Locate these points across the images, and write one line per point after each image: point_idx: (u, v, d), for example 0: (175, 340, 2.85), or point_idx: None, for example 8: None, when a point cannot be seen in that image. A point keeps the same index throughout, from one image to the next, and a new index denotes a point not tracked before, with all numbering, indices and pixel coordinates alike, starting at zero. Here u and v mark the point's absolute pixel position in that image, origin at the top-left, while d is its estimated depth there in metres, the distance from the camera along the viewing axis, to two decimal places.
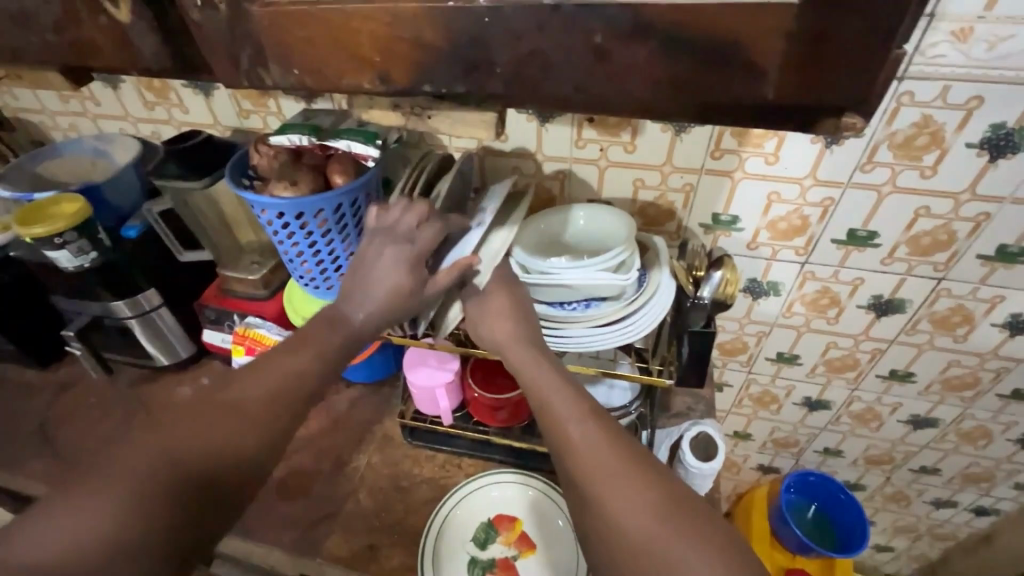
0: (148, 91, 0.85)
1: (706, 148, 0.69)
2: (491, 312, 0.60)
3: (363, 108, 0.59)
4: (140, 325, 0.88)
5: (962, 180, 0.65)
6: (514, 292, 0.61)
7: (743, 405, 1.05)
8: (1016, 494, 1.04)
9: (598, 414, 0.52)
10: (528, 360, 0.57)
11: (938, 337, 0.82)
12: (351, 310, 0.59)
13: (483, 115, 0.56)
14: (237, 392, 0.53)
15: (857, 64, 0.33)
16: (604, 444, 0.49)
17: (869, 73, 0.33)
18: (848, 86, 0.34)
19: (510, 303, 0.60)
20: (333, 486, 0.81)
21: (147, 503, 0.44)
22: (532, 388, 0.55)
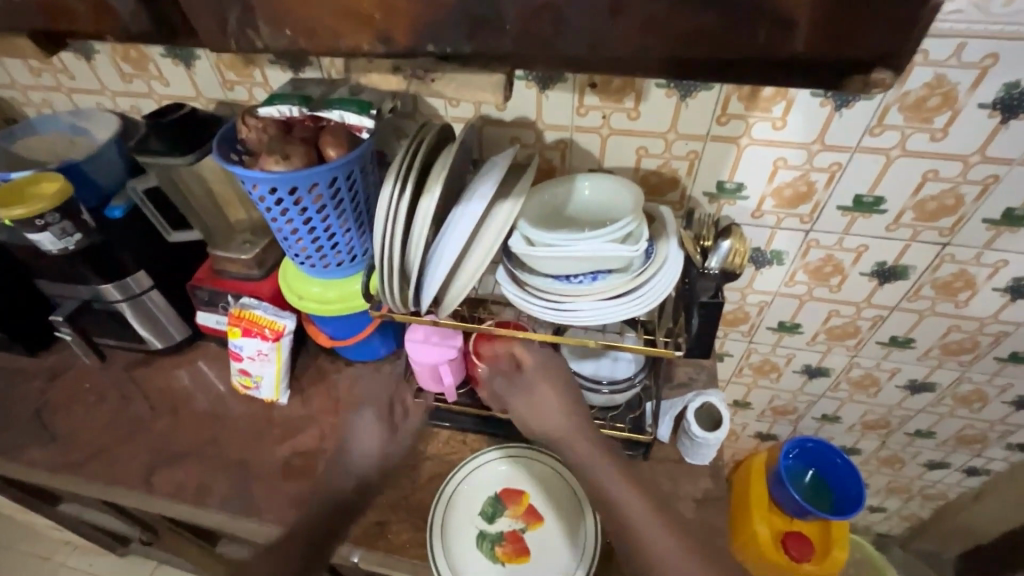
0: (124, 62, 0.80)
1: (712, 113, 0.67)
2: (541, 405, 0.69)
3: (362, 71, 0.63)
4: (131, 308, 0.86)
5: (972, 142, 0.64)
6: (554, 382, 0.71)
7: (743, 374, 1.05)
8: (1008, 454, 1.07)
9: (640, 485, 0.64)
10: (572, 429, 0.67)
11: (940, 303, 0.82)
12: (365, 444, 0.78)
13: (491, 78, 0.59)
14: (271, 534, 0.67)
15: (896, 13, 0.31)
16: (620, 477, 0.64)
17: (908, 25, 0.31)
18: (882, 38, 0.32)
19: (552, 380, 0.71)
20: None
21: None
22: (589, 474, 0.65)
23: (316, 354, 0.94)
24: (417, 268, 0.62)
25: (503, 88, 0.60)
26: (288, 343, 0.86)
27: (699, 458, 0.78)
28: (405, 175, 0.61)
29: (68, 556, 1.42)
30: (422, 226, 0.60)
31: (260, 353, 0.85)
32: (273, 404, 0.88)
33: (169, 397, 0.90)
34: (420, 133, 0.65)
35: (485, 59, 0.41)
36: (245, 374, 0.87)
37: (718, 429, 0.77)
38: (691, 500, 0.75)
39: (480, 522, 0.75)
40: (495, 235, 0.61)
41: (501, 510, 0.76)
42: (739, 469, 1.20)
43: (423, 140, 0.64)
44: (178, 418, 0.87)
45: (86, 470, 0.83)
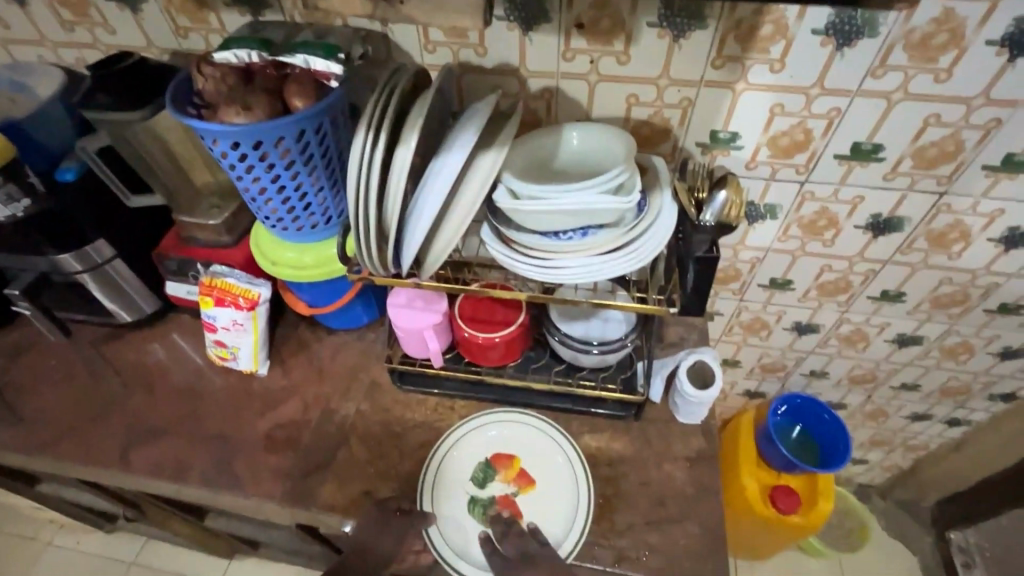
0: (64, 7, 0.73)
1: (707, 56, 0.63)
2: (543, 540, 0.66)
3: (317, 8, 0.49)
4: (94, 280, 0.81)
5: (977, 82, 0.61)
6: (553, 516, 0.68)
7: (733, 332, 1.04)
8: (990, 405, 1.08)
9: None
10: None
11: (933, 255, 0.81)
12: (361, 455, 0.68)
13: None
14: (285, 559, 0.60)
15: None
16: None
17: None
18: None
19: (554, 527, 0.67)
20: (324, 437, 0.78)
21: None
22: None
23: (295, 323, 0.90)
24: (396, 227, 0.58)
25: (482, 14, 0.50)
26: (264, 312, 0.82)
27: (691, 415, 0.77)
28: (379, 125, 0.57)
29: (54, 535, 1.40)
30: (399, 180, 0.56)
31: (235, 323, 0.81)
32: (253, 376, 0.85)
33: (143, 372, 0.86)
34: (393, 79, 0.60)
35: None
36: (220, 345, 0.83)
37: (711, 387, 0.76)
38: (684, 459, 0.75)
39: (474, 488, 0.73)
40: (478, 188, 0.57)
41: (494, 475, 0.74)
42: (729, 427, 1.20)
43: (397, 86, 0.59)
44: (153, 394, 0.84)
45: (58, 449, 0.80)
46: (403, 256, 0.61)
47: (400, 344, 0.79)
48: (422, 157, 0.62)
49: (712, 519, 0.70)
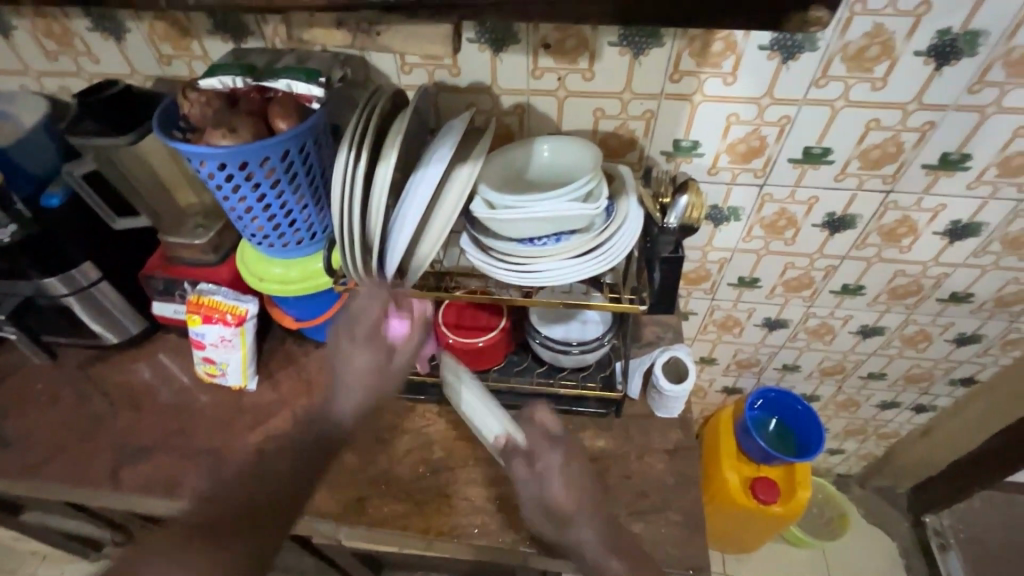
0: (47, 38, 0.75)
1: (665, 71, 0.68)
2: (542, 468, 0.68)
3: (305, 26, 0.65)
4: (80, 302, 0.82)
5: (910, 90, 0.66)
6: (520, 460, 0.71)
7: (708, 331, 1.09)
8: (951, 390, 1.14)
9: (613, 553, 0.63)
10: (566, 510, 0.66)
11: (886, 249, 0.86)
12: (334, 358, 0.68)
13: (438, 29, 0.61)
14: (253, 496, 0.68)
15: None
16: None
17: None
18: None
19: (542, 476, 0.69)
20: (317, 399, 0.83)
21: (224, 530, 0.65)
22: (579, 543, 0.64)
23: (282, 338, 0.92)
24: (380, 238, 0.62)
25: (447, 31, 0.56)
26: (251, 327, 0.84)
27: (669, 410, 0.81)
28: (359, 143, 0.60)
29: (37, 568, 1.37)
30: (381, 195, 0.59)
31: (222, 339, 0.82)
32: (242, 390, 0.86)
33: (131, 391, 0.87)
34: (373, 104, 0.64)
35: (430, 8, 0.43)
36: (209, 362, 0.84)
37: (685, 381, 0.80)
38: (663, 451, 0.78)
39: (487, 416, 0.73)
40: (455, 199, 0.61)
41: (478, 461, 0.78)
42: (710, 423, 1.24)
43: (376, 106, 0.62)
44: (141, 412, 0.85)
45: (46, 472, 0.80)
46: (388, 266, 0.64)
47: None
48: (402, 173, 0.65)
49: (691, 507, 0.73)
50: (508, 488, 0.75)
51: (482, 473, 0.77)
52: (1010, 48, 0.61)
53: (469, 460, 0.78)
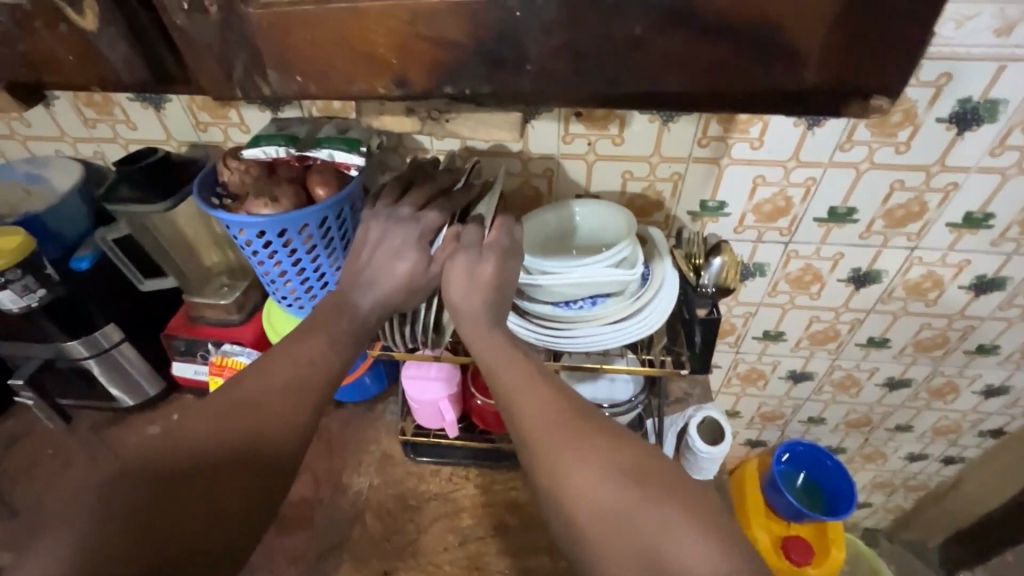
0: (87, 107, 0.77)
1: (693, 136, 0.70)
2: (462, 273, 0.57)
3: (373, 113, 0.54)
4: (99, 365, 0.81)
5: (932, 153, 0.68)
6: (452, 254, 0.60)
7: (732, 384, 1.08)
8: (980, 441, 1.12)
9: (567, 409, 0.50)
10: (519, 394, 0.52)
11: (911, 303, 0.86)
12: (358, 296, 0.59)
13: (506, 115, 0.51)
14: (206, 433, 0.47)
15: (906, 45, 0.32)
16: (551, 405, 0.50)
17: (914, 51, 0.32)
18: (893, 68, 0.33)
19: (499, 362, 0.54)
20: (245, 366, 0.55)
21: (117, 493, 0.42)
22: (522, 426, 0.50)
23: None
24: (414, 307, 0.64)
25: (522, 127, 0.52)
26: None
27: (704, 472, 0.78)
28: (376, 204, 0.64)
29: None
30: None
31: None
32: None
33: None
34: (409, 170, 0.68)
35: (504, 98, 0.40)
36: None
37: (720, 443, 0.78)
38: None
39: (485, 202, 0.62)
40: None
41: (510, 529, 0.75)
42: (734, 478, 1.20)
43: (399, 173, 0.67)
44: None
45: None
46: (417, 329, 0.66)
47: (413, 415, 0.81)
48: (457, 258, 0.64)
49: None
50: (541, 558, 0.72)
51: (514, 543, 0.73)
52: None
53: (500, 529, 0.75)
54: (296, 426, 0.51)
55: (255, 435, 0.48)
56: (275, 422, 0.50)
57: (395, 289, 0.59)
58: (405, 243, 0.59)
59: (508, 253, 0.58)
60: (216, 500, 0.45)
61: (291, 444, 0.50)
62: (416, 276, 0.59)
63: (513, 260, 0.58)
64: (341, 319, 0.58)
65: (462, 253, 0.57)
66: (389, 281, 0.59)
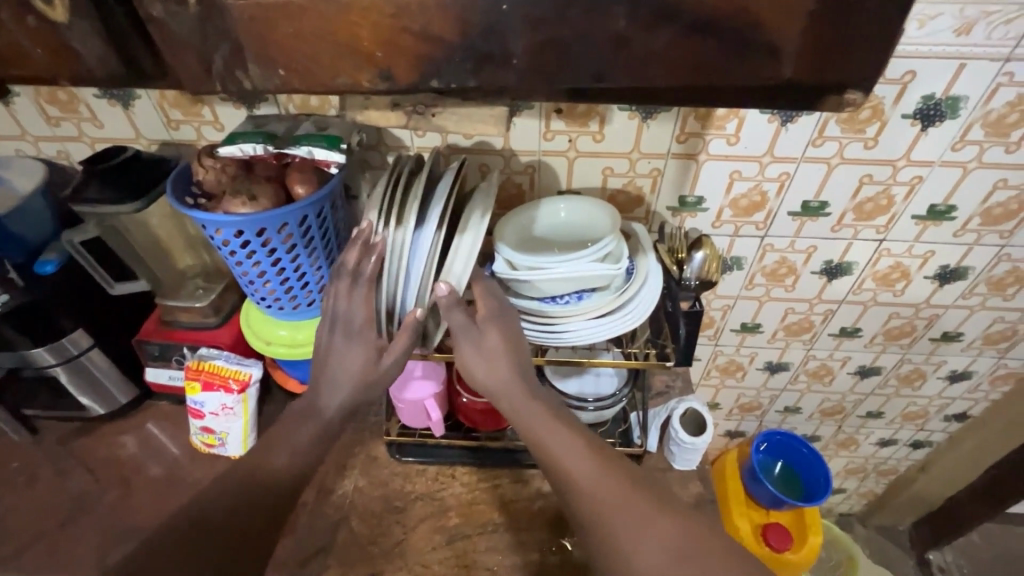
0: (50, 104, 0.74)
1: (672, 133, 0.71)
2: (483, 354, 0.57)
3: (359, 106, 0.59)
4: (67, 372, 0.78)
5: (899, 148, 0.71)
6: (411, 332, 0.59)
7: (711, 376, 1.10)
8: (946, 425, 1.17)
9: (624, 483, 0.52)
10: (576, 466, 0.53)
11: (881, 293, 0.90)
12: (325, 402, 0.60)
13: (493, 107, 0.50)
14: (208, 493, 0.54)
15: (878, 38, 0.33)
16: (603, 479, 0.52)
17: (886, 45, 0.33)
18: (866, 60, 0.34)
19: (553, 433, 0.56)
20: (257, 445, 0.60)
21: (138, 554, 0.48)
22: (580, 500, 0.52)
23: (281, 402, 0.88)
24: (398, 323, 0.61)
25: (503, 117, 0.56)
26: (254, 393, 0.81)
27: (686, 463, 0.80)
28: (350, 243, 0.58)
29: None
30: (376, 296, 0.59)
31: (224, 407, 0.79)
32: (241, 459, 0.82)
33: (119, 468, 0.83)
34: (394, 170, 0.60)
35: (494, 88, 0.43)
36: (207, 431, 0.81)
37: (703, 433, 0.79)
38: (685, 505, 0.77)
39: (462, 247, 0.57)
40: (460, 274, 0.57)
41: (497, 526, 0.75)
42: (714, 469, 1.23)
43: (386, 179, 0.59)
44: (131, 494, 0.80)
45: (26, 563, 0.74)
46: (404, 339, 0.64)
47: (397, 416, 0.80)
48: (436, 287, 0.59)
49: None
50: (530, 553, 0.72)
51: (502, 539, 0.73)
52: (986, 111, 0.66)
53: (487, 526, 0.75)
54: (286, 474, 0.57)
55: (254, 485, 0.55)
56: (269, 476, 0.57)
57: (355, 390, 0.59)
58: (351, 342, 0.58)
59: (501, 319, 0.58)
60: (211, 542, 0.50)
61: (279, 489, 0.56)
62: (370, 373, 0.59)
63: (510, 326, 0.59)
64: (306, 424, 0.60)
65: (464, 339, 0.57)
66: (353, 366, 0.59)
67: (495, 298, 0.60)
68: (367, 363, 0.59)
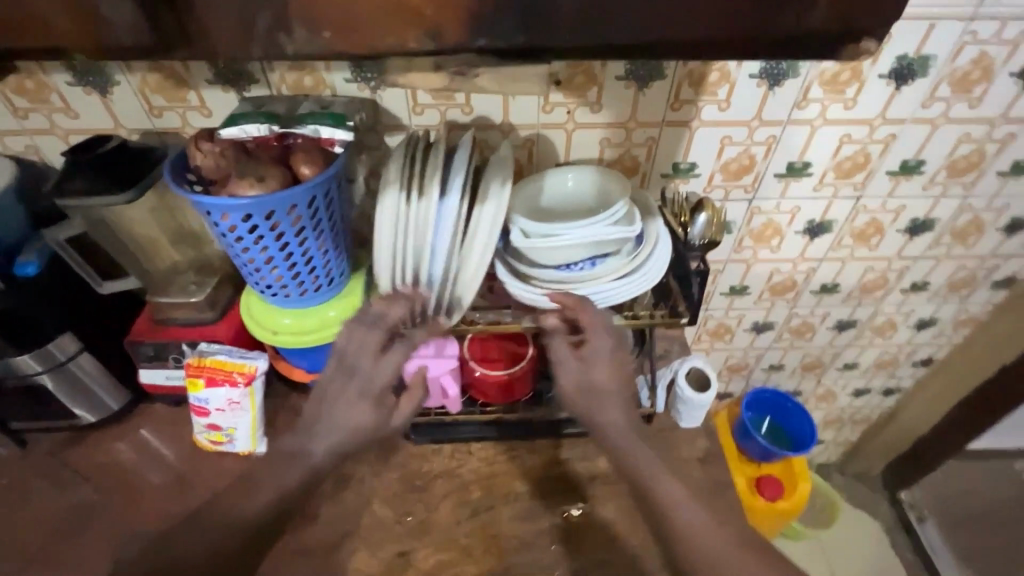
0: (17, 94, 0.69)
1: (667, 100, 0.73)
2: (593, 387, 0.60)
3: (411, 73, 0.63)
4: (55, 379, 0.74)
5: (875, 107, 0.75)
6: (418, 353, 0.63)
7: (702, 340, 1.14)
8: (914, 371, 1.26)
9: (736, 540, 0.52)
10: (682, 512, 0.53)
11: (858, 248, 0.95)
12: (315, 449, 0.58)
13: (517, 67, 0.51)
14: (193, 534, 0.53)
15: None
16: (714, 531, 0.52)
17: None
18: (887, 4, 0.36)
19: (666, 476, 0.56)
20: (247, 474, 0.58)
21: None
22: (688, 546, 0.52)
23: (286, 394, 0.86)
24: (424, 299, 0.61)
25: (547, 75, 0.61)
26: (260, 386, 0.79)
27: (692, 420, 0.83)
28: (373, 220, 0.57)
29: None
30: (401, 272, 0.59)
31: (230, 403, 0.77)
32: (250, 455, 0.80)
33: (120, 475, 0.79)
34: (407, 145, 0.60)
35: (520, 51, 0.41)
36: (214, 429, 0.78)
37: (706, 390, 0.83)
38: (695, 459, 0.81)
39: (486, 214, 0.57)
40: (484, 242, 0.57)
41: (520, 495, 0.76)
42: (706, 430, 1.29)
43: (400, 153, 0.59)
44: (136, 500, 0.77)
45: None
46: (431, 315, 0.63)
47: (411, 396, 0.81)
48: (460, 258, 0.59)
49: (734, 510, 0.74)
50: (554, 518, 0.74)
51: (526, 507, 0.75)
52: (953, 68, 0.71)
53: (510, 496, 0.76)
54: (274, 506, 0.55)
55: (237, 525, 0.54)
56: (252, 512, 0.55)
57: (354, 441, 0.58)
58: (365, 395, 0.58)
59: (613, 355, 0.60)
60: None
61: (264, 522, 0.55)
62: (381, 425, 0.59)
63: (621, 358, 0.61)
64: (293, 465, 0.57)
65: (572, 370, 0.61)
66: (362, 419, 0.58)
67: (613, 337, 0.61)
68: (380, 416, 0.59)
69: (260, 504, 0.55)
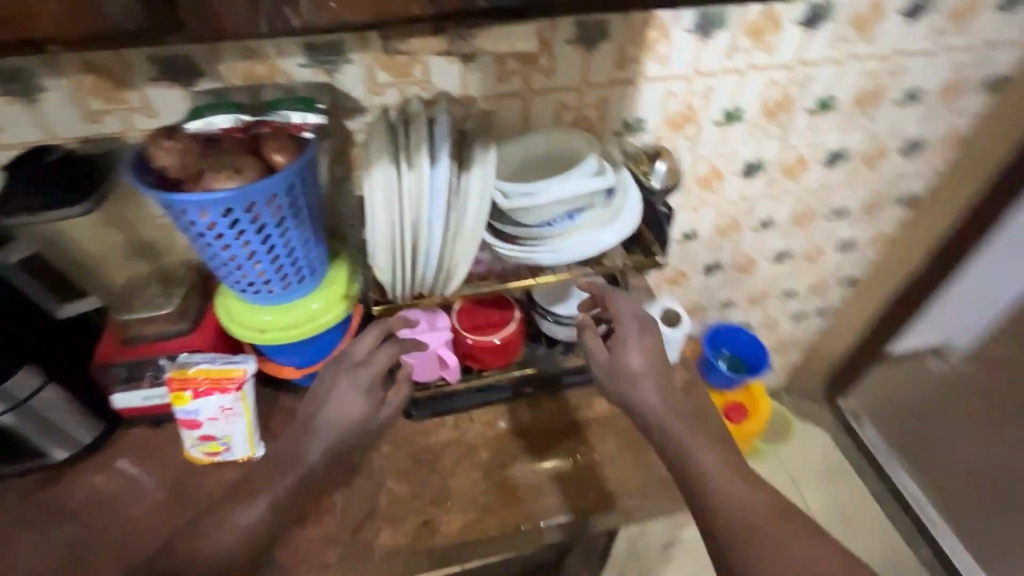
0: None
1: (613, 60, 0.78)
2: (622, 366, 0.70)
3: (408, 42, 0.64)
4: (18, 419, 0.68)
5: (792, 51, 0.84)
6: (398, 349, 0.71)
7: (661, 288, 1.22)
8: (841, 290, 1.41)
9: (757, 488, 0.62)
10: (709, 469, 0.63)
11: (787, 183, 1.06)
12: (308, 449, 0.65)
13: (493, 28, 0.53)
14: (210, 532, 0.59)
15: None
16: (742, 485, 0.61)
17: None
18: None
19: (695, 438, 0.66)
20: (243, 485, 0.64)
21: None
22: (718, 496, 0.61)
23: (274, 396, 0.85)
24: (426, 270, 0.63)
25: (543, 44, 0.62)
26: (251, 389, 0.77)
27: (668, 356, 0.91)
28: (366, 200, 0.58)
29: None
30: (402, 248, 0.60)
31: (223, 410, 0.75)
32: (250, 460, 0.79)
33: (109, 506, 0.75)
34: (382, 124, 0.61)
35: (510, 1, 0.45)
36: (208, 440, 0.76)
37: (678, 327, 0.90)
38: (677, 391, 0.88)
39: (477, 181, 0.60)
40: (478, 206, 0.60)
41: (526, 449, 0.80)
42: None
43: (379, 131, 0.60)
44: (133, 526, 0.73)
45: None
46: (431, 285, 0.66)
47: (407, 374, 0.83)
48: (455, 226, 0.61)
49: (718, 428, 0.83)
50: (562, 464, 0.79)
51: (534, 459, 0.79)
52: (853, 10, 0.81)
53: (518, 451, 0.80)
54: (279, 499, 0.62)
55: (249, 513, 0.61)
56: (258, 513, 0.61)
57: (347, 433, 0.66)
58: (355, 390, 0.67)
59: (640, 339, 0.71)
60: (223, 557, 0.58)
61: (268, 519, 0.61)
62: (369, 416, 0.67)
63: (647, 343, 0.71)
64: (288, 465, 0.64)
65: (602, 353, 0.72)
66: (353, 409, 0.66)
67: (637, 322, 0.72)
68: (366, 408, 0.67)
69: (262, 509, 0.61)
